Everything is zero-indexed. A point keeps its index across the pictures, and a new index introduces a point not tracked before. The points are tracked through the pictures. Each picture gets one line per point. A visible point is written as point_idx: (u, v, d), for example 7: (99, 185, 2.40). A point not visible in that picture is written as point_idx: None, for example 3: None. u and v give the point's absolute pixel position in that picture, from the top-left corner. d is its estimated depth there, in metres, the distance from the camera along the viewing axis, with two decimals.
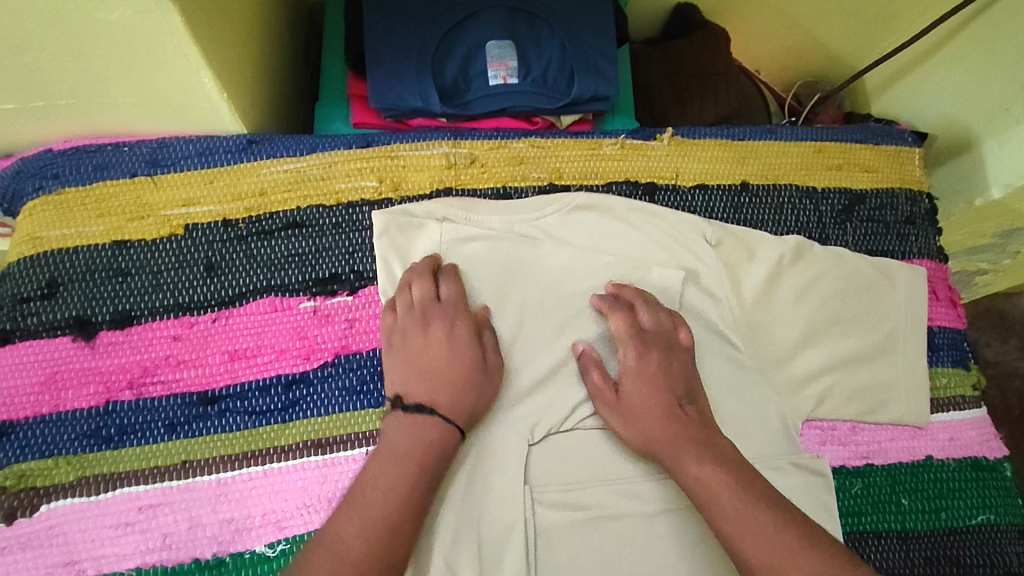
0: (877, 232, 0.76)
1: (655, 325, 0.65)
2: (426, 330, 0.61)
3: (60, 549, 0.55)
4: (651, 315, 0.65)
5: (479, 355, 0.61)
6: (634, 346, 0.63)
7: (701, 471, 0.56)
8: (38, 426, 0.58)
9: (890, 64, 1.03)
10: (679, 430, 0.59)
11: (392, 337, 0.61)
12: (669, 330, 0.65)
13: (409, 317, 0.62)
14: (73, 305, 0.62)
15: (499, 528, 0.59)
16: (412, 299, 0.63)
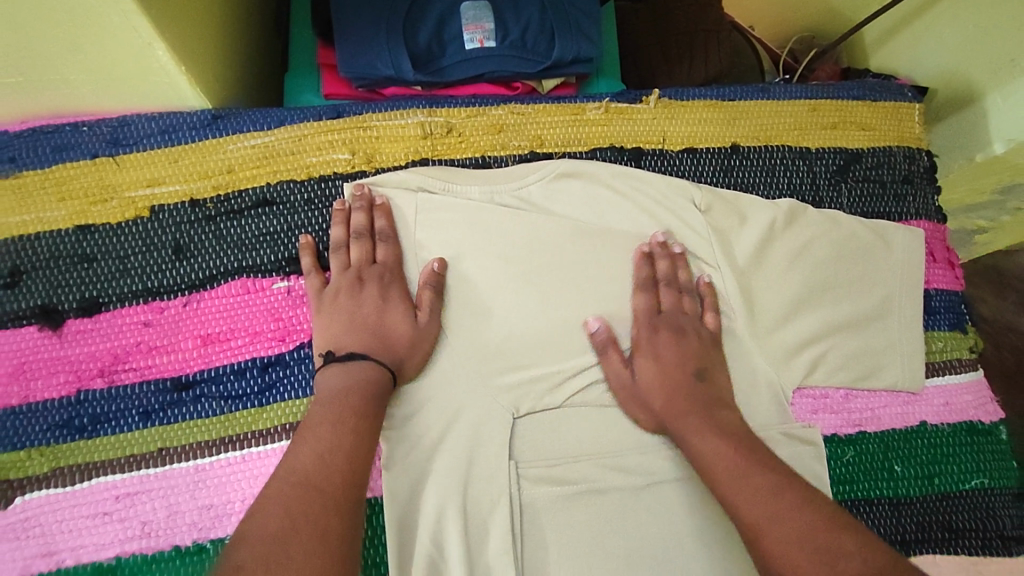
0: (873, 193, 0.73)
1: (675, 305, 0.64)
2: (361, 291, 0.61)
3: (37, 539, 0.54)
4: (672, 295, 0.65)
5: (410, 316, 0.60)
6: (648, 326, 0.63)
7: (721, 425, 0.57)
8: (6, 418, 0.56)
9: (889, 15, 0.98)
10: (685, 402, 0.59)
11: (325, 296, 0.61)
12: (690, 312, 0.65)
13: (342, 277, 0.61)
14: (37, 293, 0.59)
15: (484, 508, 0.58)
16: (349, 260, 0.62)
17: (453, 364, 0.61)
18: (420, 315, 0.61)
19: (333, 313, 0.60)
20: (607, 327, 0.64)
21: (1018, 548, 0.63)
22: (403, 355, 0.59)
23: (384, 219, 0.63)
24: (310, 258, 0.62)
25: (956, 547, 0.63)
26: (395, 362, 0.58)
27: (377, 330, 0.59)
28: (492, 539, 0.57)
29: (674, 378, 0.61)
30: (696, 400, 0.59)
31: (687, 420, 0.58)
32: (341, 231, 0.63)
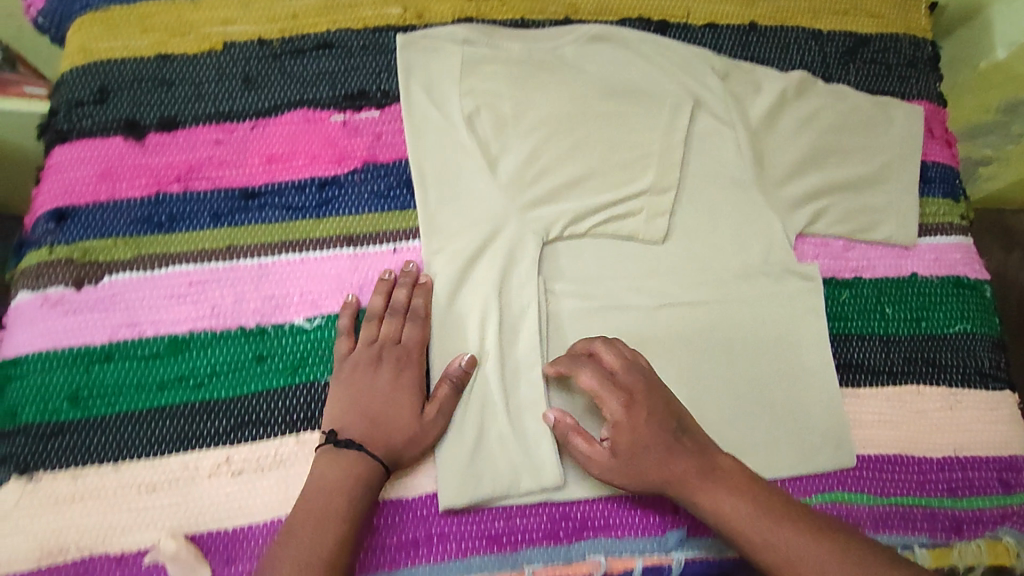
0: (879, 73, 0.79)
1: (617, 362, 0.60)
2: (375, 373, 0.60)
3: (122, 312, 0.61)
4: (614, 355, 0.60)
5: (418, 415, 0.59)
6: (615, 396, 0.59)
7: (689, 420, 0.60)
8: (96, 211, 0.64)
9: None
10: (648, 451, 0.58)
11: (343, 367, 0.61)
12: (610, 371, 0.60)
13: (365, 351, 0.61)
14: (123, 108, 0.67)
15: (515, 312, 0.65)
16: (377, 333, 0.62)
17: (491, 195, 0.67)
18: (428, 410, 0.59)
19: (347, 384, 0.60)
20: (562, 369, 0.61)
21: (994, 385, 0.70)
22: (399, 438, 0.58)
23: (423, 299, 0.63)
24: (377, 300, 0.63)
25: (938, 379, 0.69)
26: (391, 452, 0.58)
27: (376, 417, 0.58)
28: (521, 339, 0.64)
29: (660, 416, 0.59)
30: (674, 450, 0.58)
31: (658, 463, 0.58)
32: (379, 302, 0.62)
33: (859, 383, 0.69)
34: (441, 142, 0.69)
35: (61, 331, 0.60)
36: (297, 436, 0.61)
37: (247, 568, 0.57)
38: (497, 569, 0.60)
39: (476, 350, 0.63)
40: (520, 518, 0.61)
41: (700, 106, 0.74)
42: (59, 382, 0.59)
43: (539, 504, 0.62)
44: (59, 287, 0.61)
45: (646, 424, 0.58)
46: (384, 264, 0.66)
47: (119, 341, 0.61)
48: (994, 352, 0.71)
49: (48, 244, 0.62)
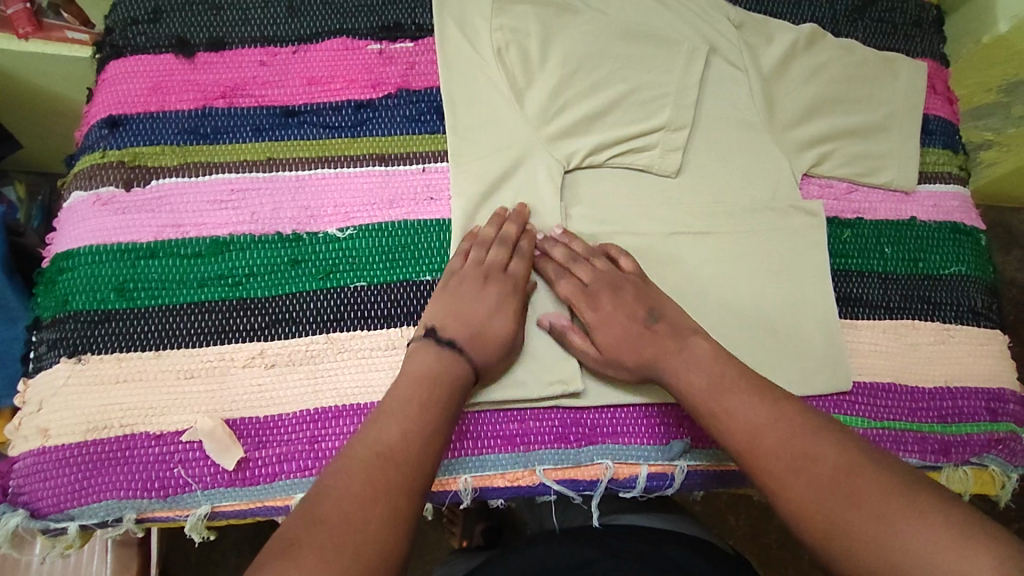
0: (884, 31, 0.83)
1: (593, 273, 0.65)
2: (482, 288, 0.63)
3: (168, 213, 0.65)
4: (587, 269, 0.65)
5: (510, 334, 0.62)
6: (588, 300, 0.64)
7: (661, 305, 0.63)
8: (147, 120, 0.68)
9: None
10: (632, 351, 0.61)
11: (450, 279, 0.64)
12: (603, 267, 0.65)
13: (472, 269, 0.64)
14: (175, 28, 0.71)
15: (536, 233, 0.69)
16: (485, 257, 0.65)
17: (516, 124, 0.72)
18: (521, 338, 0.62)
19: (446, 292, 0.63)
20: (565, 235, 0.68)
21: (986, 324, 0.73)
22: (489, 352, 0.60)
23: (529, 241, 0.67)
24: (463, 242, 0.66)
25: (933, 317, 0.72)
26: (481, 365, 0.59)
27: (477, 329, 0.60)
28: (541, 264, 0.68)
29: (628, 307, 0.63)
30: (647, 336, 0.61)
31: (638, 347, 0.61)
32: (491, 230, 0.66)
33: (857, 315, 0.72)
34: (471, 76, 0.73)
35: (110, 228, 0.64)
36: (328, 335, 0.63)
37: (276, 451, 0.59)
38: (510, 467, 0.63)
39: None
40: (533, 421, 0.64)
41: (714, 54, 0.78)
42: (107, 275, 0.62)
43: (551, 409, 0.65)
44: (110, 189, 0.65)
45: (613, 315, 0.62)
46: (414, 182, 0.69)
47: (164, 240, 0.64)
48: (987, 295, 0.75)
49: (100, 148, 0.66)
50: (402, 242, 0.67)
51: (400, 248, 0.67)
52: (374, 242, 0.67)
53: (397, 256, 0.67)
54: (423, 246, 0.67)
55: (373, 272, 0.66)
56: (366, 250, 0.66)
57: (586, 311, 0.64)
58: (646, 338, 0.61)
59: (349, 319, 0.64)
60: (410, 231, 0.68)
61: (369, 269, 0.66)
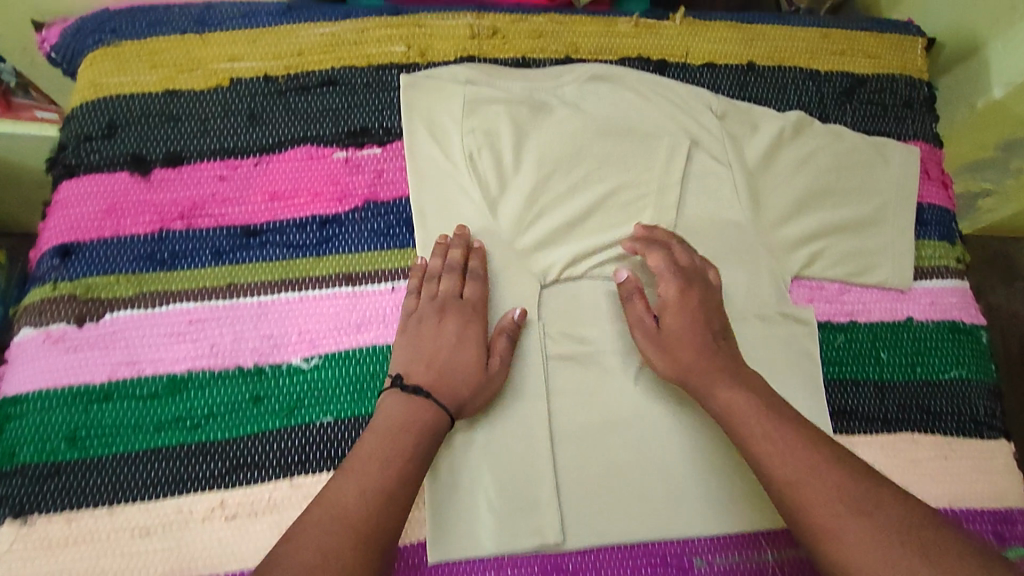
0: (874, 114, 0.79)
1: (690, 260, 0.67)
2: (441, 323, 0.64)
3: (123, 350, 0.62)
4: (685, 253, 0.68)
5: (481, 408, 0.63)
6: (672, 277, 0.65)
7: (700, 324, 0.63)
8: (101, 247, 0.64)
9: None
10: (707, 360, 0.61)
11: (410, 320, 0.64)
12: (699, 266, 0.67)
13: (428, 306, 0.64)
14: (129, 144, 0.67)
15: (518, 354, 0.67)
16: (438, 290, 0.65)
17: (487, 236, 0.69)
18: (491, 360, 0.63)
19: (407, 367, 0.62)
20: (634, 277, 0.68)
21: (989, 433, 0.70)
22: (464, 390, 0.61)
23: (477, 260, 0.67)
24: (416, 280, 0.66)
25: (933, 428, 0.69)
26: (456, 412, 0.61)
27: (441, 370, 0.61)
28: (518, 395, 0.65)
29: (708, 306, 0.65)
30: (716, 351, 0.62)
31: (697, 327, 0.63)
32: (439, 262, 0.66)
33: (854, 430, 0.68)
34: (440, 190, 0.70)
35: (60, 369, 0.61)
36: (291, 481, 0.60)
37: None
38: None
39: None
40: (511, 568, 0.61)
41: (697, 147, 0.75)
42: (57, 422, 0.59)
43: (529, 555, 0.62)
44: (61, 324, 0.62)
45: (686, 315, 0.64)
46: (383, 302, 0.66)
47: (118, 380, 0.61)
48: (990, 399, 0.71)
49: (52, 279, 0.63)
50: (370, 370, 0.64)
51: (368, 377, 0.64)
52: (339, 372, 0.63)
53: (365, 386, 0.63)
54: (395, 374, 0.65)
55: (340, 406, 0.62)
56: (331, 381, 0.63)
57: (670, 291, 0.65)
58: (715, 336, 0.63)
59: (313, 460, 0.60)
60: (378, 357, 0.64)
61: (335, 402, 0.62)
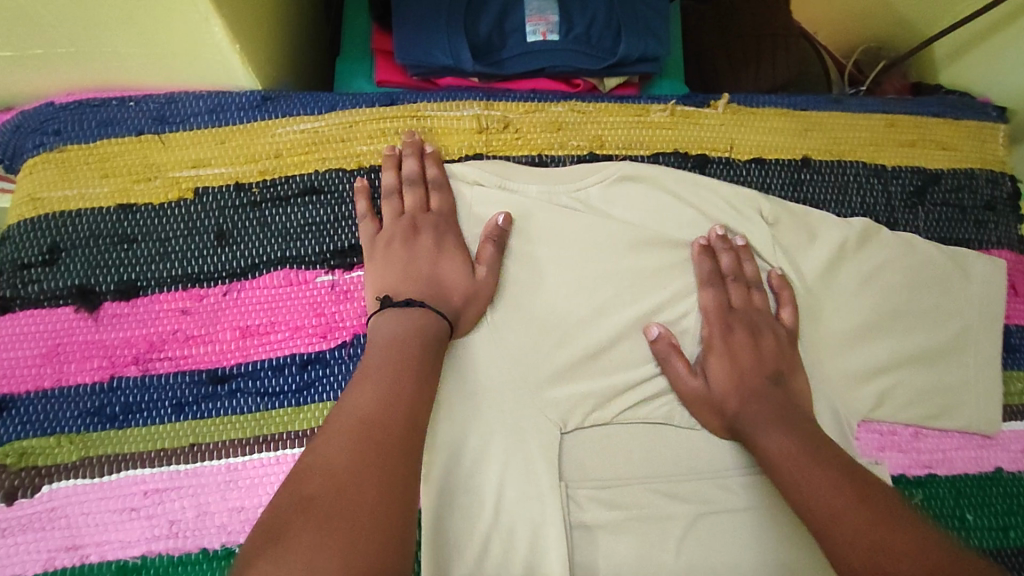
0: (952, 217, 0.69)
1: (746, 301, 0.61)
2: (414, 243, 0.58)
3: (62, 531, 0.52)
4: (741, 292, 0.62)
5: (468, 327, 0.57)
6: (722, 324, 0.60)
7: (773, 442, 0.53)
8: (39, 402, 0.55)
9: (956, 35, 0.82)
10: (759, 405, 0.56)
11: (378, 244, 0.58)
12: (762, 308, 0.61)
13: (394, 225, 0.59)
14: (75, 273, 0.57)
15: (539, 526, 0.56)
16: (402, 208, 0.60)
17: (498, 370, 0.58)
18: (478, 269, 0.58)
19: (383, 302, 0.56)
20: (668, 332, 0.60)
21: None
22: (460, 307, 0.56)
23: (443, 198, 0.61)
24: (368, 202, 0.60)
25: None
26: (452, 315, 0.56)
27: (432, 279, 0.56)
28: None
29: (757, 359, 0.59)
30: (768, 393, 0.57)
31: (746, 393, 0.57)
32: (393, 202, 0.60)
33: None
34: None
35: None
36: None
37: None
38: None
39: None
40: None
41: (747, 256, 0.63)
42: None
43: None
44: None
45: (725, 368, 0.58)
46: None
47: (56, 570, 0.51)
48: None
49: None
50: None
51: None
52: None
53: None
54: None
55: None
56: None
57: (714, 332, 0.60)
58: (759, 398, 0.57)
59: None
60: None
61: None
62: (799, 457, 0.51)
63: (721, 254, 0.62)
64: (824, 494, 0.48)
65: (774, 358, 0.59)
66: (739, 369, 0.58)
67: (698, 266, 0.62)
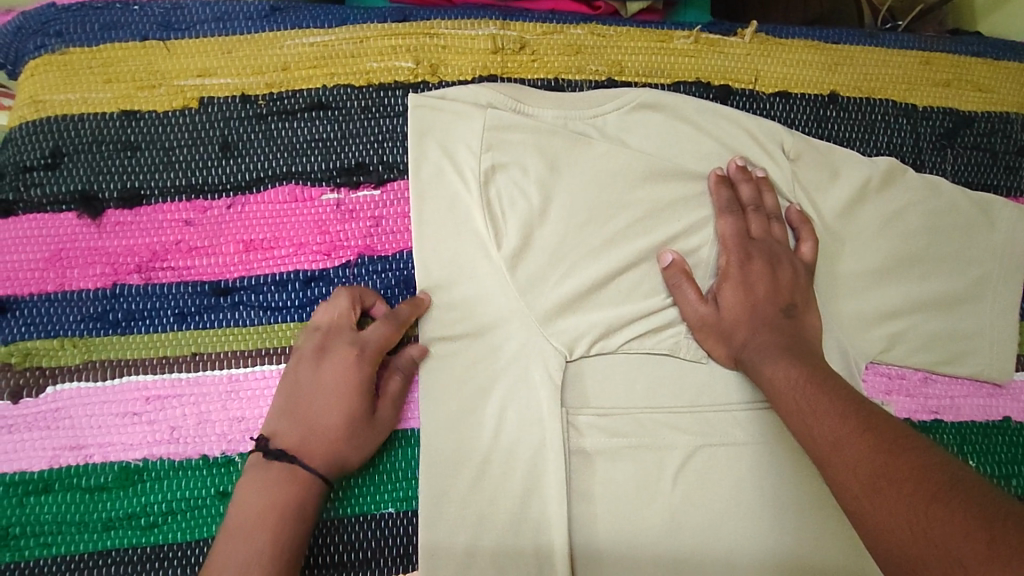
0: (982, 162, 0.66)
1: (766, 232, 0.60)
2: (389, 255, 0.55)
3: (66, 431, 0.53)
4: (761, 222, 0.60)
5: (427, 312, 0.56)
6: (739, 252, 0.58)
7: (777, 372, 0.53)
8: (42, 304, 0.55)
9: None
10: (768, 336, 0.55)
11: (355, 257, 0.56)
12: (781, 241, 0.60)
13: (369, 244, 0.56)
14: (77, 178, 0.56)
15: (539, 447, 0.56)
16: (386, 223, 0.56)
17: (503, 293, 0.57)
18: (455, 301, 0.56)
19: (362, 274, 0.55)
20: (681, 259, 0.59)
21: None
22: None
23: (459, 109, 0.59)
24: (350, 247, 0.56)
25: None
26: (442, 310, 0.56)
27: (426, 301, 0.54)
28: (535, 497, 0.55)
29: (769, 296, 0.57)
30: (781, 327, 0.56)
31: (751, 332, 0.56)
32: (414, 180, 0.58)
33: None
34: (448, 235, 0.58)
35: None
36: None
37: None
38: None
39: (480, 510, 0.54)
40: None
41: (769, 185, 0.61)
42: None
43: None
44: None
45: (736, 300, 0.57)
46: None
47: (60, 467, 0.52)
48: None
49: None
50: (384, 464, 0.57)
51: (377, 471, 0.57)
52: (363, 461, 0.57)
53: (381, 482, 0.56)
54: (387, 468, 0.57)
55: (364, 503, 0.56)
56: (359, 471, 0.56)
57: (728, 262, 0.59)
58: (764, 328, 0.56)
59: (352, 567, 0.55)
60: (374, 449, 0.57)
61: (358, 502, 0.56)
62: (803, 388, 0.51)
63: (741, 184, 0.60)
64: (829, 422, 0.48)
65: (789, 291, 0.58)
66: (752, 305, 0.57)
67: (715, 195, 0.60)
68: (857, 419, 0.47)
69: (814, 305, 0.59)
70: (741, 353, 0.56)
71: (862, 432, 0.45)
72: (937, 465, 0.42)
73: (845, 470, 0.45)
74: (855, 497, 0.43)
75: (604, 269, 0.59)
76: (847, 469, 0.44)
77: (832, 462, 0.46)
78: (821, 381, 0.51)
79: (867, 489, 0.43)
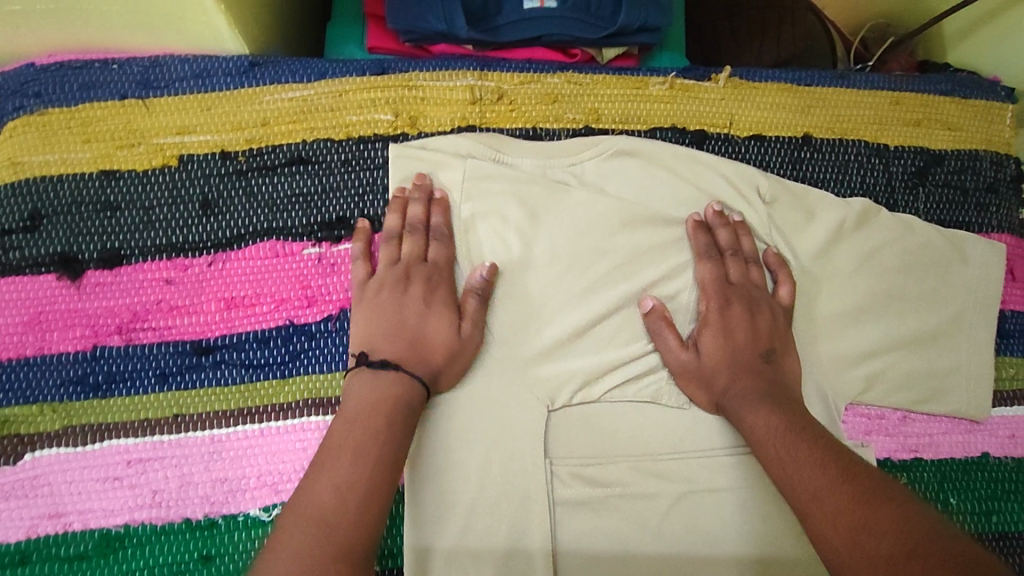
0: (953, 199, 0.68)
1: (744, 276, 0.60)
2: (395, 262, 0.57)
3: (46, 499, 0.52)
4: (739, 265, 0.61)
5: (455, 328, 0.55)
6: (719, 297, 0.59)
7: (758, 420, 0.53)
8: (21, 368, 0.54)
9: None
10: (748, 382, 0.56)
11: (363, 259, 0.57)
12: (759, 284, 0.61)
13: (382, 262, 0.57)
14: (57, 240, 0.56)
15: (523, 499, 0.56)
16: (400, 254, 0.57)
17: (485, 344, 0.57)
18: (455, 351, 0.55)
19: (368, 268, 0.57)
20: (662, 304, 0.60)
21: None
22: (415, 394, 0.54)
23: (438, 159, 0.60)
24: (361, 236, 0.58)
25: None
26: (431, 376, 0.53)
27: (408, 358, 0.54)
28: (520, 552, 0.55)
29: (748, 342, 0.58)
30: (760, 372, 0.57)
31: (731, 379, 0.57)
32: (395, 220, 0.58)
33: None
34: None
35: None
36: None
37: None
38: None
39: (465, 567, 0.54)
40: None
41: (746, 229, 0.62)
42: None
43: None
44: None
45: (716, 346, 0.58)
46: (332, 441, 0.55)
47: (39, 536, 0.52)
48: None
49: None
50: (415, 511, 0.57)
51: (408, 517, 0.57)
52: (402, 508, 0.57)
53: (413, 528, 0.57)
54: None
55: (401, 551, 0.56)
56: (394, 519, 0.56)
57: (707, 308, 0.59)
58: (744, 374, 0.56)
59: None
60: None
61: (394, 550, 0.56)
62: (782, 436, 0.51)
63: (718, 229, 0.61)
64: (808, 472, 0.48)
65: (768, 335, 0.58)
66: (731, 350, 0.58)
67: (693, 241, 0.61)
68: (835, 472, 0.47)
69: (793, 348, 0.59)
70: (722, 399, 0.57)
71: (840, 486, 0.46)
72: (913, 522, 0.42)
73: (823, 524, 0.45)
74: (833, 552, 0.43)
75: (584, 317, 0.59)
76: (824, 521, 0.45)
77: (811, 514, 0.46)
78: (801, 430, 0.51)
79: (845, 546, 0.43)
